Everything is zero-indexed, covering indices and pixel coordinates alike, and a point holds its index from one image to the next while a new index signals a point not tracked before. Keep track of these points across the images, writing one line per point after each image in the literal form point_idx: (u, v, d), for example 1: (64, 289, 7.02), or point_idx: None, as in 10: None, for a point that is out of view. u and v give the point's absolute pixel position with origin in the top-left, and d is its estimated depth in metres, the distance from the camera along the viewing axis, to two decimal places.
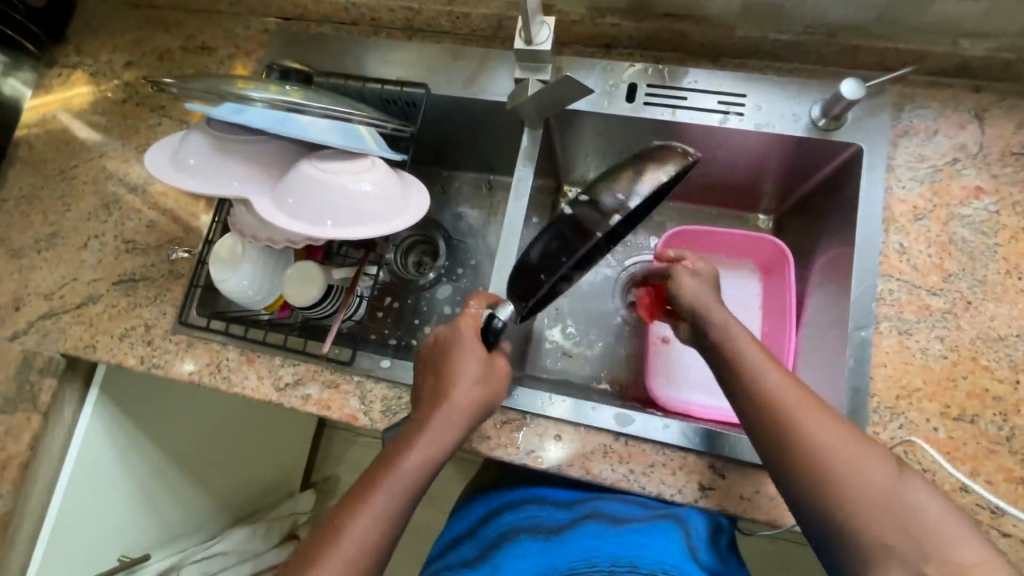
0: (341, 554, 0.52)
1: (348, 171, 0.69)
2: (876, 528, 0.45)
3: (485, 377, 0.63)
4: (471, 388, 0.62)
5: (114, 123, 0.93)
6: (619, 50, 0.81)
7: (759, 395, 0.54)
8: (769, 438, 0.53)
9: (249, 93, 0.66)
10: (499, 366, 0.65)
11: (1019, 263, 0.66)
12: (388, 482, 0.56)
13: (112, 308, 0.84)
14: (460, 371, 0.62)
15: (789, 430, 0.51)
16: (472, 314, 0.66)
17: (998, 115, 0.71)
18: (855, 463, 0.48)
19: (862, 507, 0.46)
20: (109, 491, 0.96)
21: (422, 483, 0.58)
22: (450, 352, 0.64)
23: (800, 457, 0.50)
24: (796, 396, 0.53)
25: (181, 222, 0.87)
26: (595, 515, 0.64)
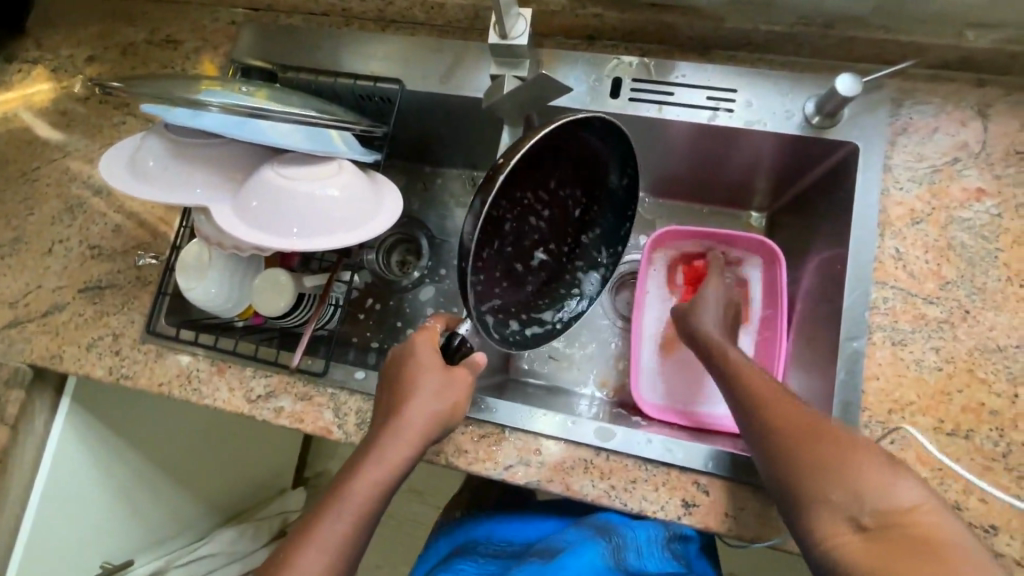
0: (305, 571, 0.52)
1: (313, 176, 0.65)
2: (824, 485, 0.48)
3: (445, 391, 0.62)
4: (432, 403, 0.61)
5: (77, 122, 0.89)
6: (603, 42, 0.77)
7: (739, 390, 0.60)
8: (744, 419, 0.58)
9: (204, 98, 0.61)
10: (460, 378, 0.64)
11: (1020, 270, 0.63)
12: (348, 502, 0.56)
13: (79, 317, 0.81)
14: (419, 387, 0.62)
15: (760, 409, 0.56)
16: (429, 327, 0.67)
17: (1002, 111, 0.67)
18: (813, 431, 0.51)
19: (814, 467, 0.49)
20: (86, 501, 0.94)
21: (382, 500, 0.58)
22: (411, 367, 0.64)
23: (761, 433, 0.55)
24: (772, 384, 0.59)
25: (148, 226, 0.84)
26: (541, 554, 0.69)
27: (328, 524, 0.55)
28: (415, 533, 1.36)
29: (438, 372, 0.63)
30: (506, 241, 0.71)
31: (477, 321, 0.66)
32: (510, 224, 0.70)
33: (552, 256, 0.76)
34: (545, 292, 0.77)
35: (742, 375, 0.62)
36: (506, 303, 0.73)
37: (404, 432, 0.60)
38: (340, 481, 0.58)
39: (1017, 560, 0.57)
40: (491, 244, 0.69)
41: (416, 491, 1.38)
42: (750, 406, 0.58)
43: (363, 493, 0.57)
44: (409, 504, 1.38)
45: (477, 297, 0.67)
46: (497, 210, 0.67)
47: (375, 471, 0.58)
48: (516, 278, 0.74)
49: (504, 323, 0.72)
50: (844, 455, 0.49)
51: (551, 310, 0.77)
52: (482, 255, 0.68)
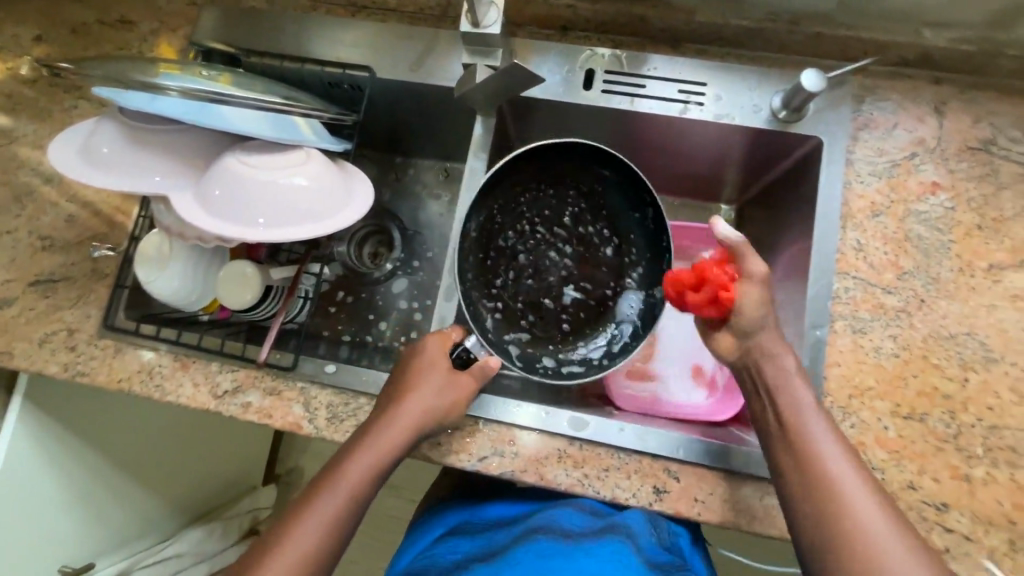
0: (287, 557, 0.52)
1: (280, 166, 0.63)
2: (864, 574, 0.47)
3: (446, 390, 0.62)
4: (435, 399, 0.61)
5: (24, 105, 0.84)
6: (576, 33, 0.77)
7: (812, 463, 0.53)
8: (807, 494, 0.52)
9: (161, 82, 0.60)
10: (464, 382, 0.63)
11: (972, 261, 0.66)
12: (338, 484, 0.56)
13: (29, 312, 0.77)
14: (419, 386, 0.62)
15: (810, 469, 0.53)
16: (441, 332, 0.66)
17: (956, 108, 0.69)
18: (862, 512, 0.50)
19: (856, 550, 0.48)
20: (42, 504, 0.90)
21: (370, 490, 0.58)
22: (414, 364, 0.63)
23: (833, 526, 0.50)
24: (830, 438, 0.54)
25: (103, 216, 0.80)
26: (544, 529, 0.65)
27: (315, 508, 0.55)
28: (391, 526, 1.35)
29: (443, 369, 0.63)
30: (524, 272, 0.79)
31: (492, 343, 0.75)
32: (525, 257, 0.80)
33: (586, 293, 0.79)
34: (587, 329, 0.78)
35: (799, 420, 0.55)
36: (535, 334, 0.78)
37: (401, 423, 0.59)
38: (326, 469, 0.58)
39: (966, 535, 0.60)
40: (505, 273, 0.79)
41: (392, 486, 1.36)
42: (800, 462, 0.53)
43: (351, 482, 0.56)
44: (384, 498, 1.36)
45: (496, 322, 0.77)
46: (506, 241, 0.79)
47: (363, 461, 0.57)
48: (549, 315, 0.79)
49: (536, 356, 0.77)
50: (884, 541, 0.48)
51: (596, 346, 0.77)
52: (495, 282, 0.78)
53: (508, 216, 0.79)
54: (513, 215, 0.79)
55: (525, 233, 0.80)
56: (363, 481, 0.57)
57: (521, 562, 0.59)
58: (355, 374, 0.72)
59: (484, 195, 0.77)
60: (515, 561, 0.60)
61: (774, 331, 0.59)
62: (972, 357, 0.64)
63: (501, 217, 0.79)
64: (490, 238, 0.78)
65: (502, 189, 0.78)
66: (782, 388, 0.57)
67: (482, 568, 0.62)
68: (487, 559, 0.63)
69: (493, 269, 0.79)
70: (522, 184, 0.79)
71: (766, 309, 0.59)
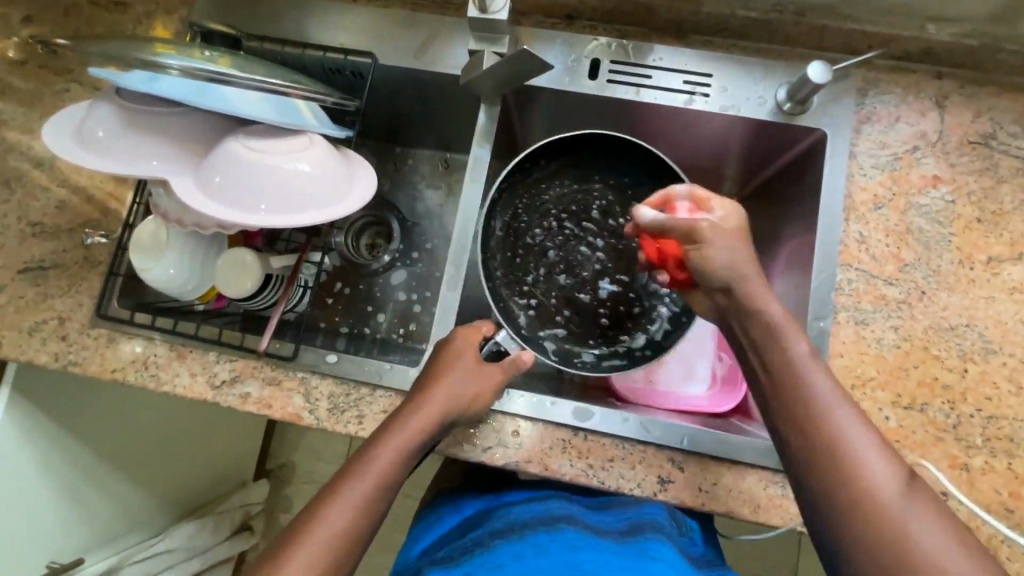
0: (316, 545, 0.51)
1: (283, 151, 0.62)
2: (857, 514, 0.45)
3: (470, 381, 0.62)
4: (464, 386, 0.61)
5: (13, 87, 0.81)
6: (582, 22, 0.76)
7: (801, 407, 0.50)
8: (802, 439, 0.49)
9: (163, 60, 0.58)
10: (491, 373, 0.64)
11: (972, 253, 0.67)
12: (365, 472, 0.55)
13: (18, 300, 0.75)
14: (447, 376, 0.61)
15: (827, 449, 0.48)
16: (474, 327, 0.67)
17: (957, 103, 0.70)
18: (886, 493, 0.45)
19: (886, 537, 0.44)
20: (30, 497, 0.88)
21: (397, 478, 0.57)
22: (444, 353, 0.64)
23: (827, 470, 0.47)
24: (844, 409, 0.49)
25: (97, 202, 0.78)
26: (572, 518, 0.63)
27: (346, 492, 0.54)
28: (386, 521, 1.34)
29: (471, 359, 0.63)
30: (556, 268, 0.80)
31: (526, 339, 0.75)
32: (555, 252, 0.80)
33: (621, 285, 0.79)
34: (626, 321, 0.78)
35: (805, 391, 0.50)
36: (571, 329, 0.78)
37: (429, 409, 0.59)
38: (354, 458, 0.57)
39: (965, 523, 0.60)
40: (535, 269, 0.80)
41: None
42: (813, 441, 0.48)
43: (379, 467, 0.55)
44: None
45: (530, 319, 0.78)
46: (534, 238, 0.80)
47: (389, 447, 0.56)
48: (586, 310, 0.79)
49: (574, 351, 0.77)
50: (914, 524, 0.44)
51: (639, 337, 0.77)
52: (526, 279, 0.79)
53: (534, 213, 0.80)
54: (540, 211, 0.80)
55: (553, 228, 0.81)
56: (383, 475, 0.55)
57: (548, 552, 0.58)
58: (356, 365, 0.71)
59: (506, 192, 0.78)
60: (543, 549, 0.58)
61: (756, 283, 0.55)
62: (972, 348, 0.65)
63: (527, 215, 0.80)
64: (518, 236, 0.80)
65: (525, 185, 0.79)
66: (770, 340, 0.53)
67: (508, 546, 0.59)
68: (513, 535, 0.61)
69: (523, 266, 0.80)
70: (546, 179, 0.79)
71: (738, 260, 0.55)
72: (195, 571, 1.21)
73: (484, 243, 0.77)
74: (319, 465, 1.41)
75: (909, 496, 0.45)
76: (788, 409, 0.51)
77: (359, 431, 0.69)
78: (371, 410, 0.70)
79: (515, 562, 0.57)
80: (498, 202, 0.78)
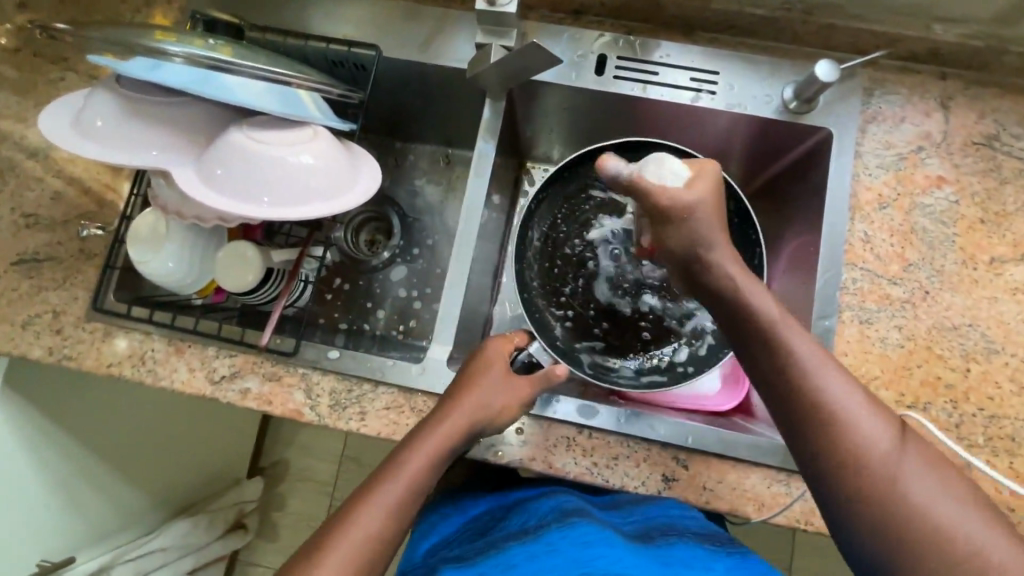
0: (348, 548, 0.50)
1: (287, 142, 0.61)
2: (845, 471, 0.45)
3: (503, 390, 0.61)
4: (493, 394, 0.61)
5: (6, 75, 0.80)
6: (589, 18, 0.76)
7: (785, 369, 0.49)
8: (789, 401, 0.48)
9: (166, 47, 0.58)
10: (522, 388, 0.63)
11: (975, 253, 0.67)
12: (397, 477, 0.55)
13: (11, 292, 0.73)
14: (482, 381, 0.61)
15: (819, 418, 0.47)
16: (502, 337, 0.67)
17: (962, 104, 0.71)
18: (881, 451, 0.45)
19: (885, 496, 0.44)
20: (21, 493, 0.86)
21: (428, 483, 0.56)
22: (476, 364, 0.63)
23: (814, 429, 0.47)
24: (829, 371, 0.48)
25: (93, 194, 0.77)
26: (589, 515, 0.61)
27: (376, 495, 0.53)
28: None
29: (501, 371, 0.62)
30: (595, 278, 0.80)
31: (562, 351, 0.76)
32: (594, 263, 0.80)
33: (662, 298, 0.79)
34: (667, 335, 0.78)
35: (790, 360, 0.49)
36: (609, 343, 0.78)
37: (459, 416, 0.59)
38: (386, 460, 0.57)
39: None
40: (573, 280, 0.80)
41: None
42: (803, 413, 0.47)
43: (410, 470, 0.55)
44: None
45: (566, 331, 0.78)
46: (572, 248, 0.81)
47: (419, 452, 0.56)
48: (626, 323, 0.79)
49: (612, 365, 0.77)
50: (908, 478, 0.44)
51: (680, 351, 0.77)
52: (563, 290, 0.80)
53: (573, 223, 0.81)
54: (578, 220, 0.81)
55: (592, 238, 0.81)
56: (414, 480, 0.55)
57: (560, 551, 0.54)
58: (359, 361, 0.70)
59: (544, 203, 0.80)
60: (554, 548, 0.55)
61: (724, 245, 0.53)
62: (974, 347, 0.65)
63: (565, 225, 0.81)
64: (556, 246, 0.81)
65: (563, 195, 0.80)
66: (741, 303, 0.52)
67: (522, 546, 0.56)
68: (527, 537, 0.58)
69: (561, 277, 0.81)
70: (585, 189, 0.80)
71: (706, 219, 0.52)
72: (188, 570, 1.19)
73: (521, 254, 0.79)
74: (313, 462, 1.39)
75: (901, 449, 0.45)
76: (775, 382, 0.49)
77: (361, 428, 0.68)
78: (373, 407, 0.69)
79: (528, 562, 0.54)
80: (535, 213, 0.80)
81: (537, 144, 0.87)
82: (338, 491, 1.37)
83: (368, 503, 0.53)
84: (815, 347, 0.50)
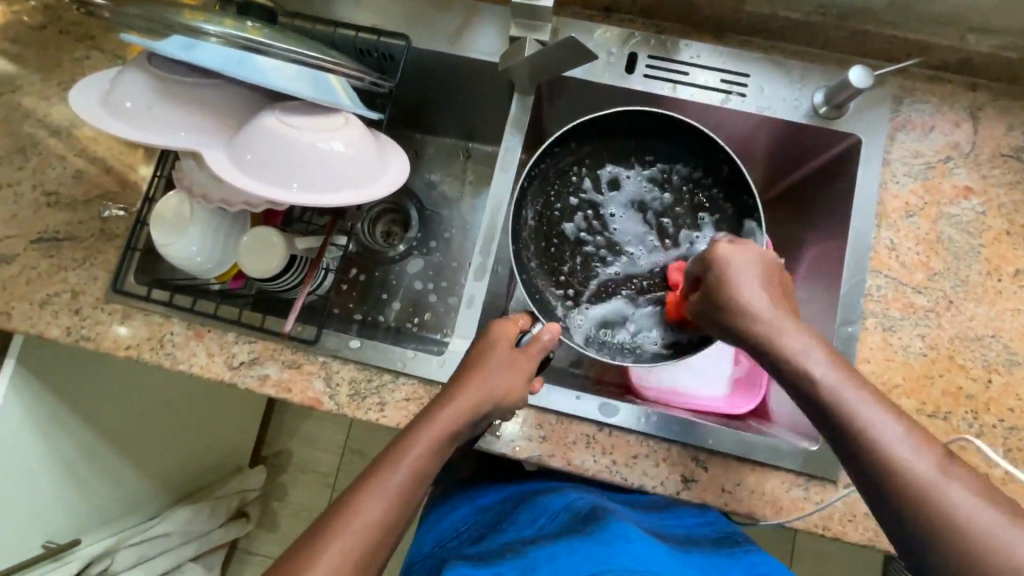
0: (353, 531, 0.49)
1: (313, 127, 0.61)
2: (928, 524, 0.42)
3: (508, 370, 0.61)
4: (499, 375, 0.60)
5: (31, 52, 0.79)
6: (620, 16, 0.76)
7: (845, 418, 0.46)
8: (855, 448, 0.46)
9: (202, 27, 0.57)
10: (523, 363, 0.62)
11: (1000, 265, 0.67)
12: (403, 459, 0.54)
13: (30, 271, 0.72)
14: (485, 363, 0.61)
15: (921, 501, 0.42)
16: (514, 320, 0.66)
17: (991, 115, 0.71)
18: (976, 521, 0.41)
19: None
20: (30, 474, 0.86)
21: (434, 466, 0.56)
22: (479, 345, 0.63)
23: (884, 477, 0.44)
24: (915, 444, 0.44)
25: (116, 174, 0.76)
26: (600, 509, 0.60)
27: (380, 479, 0.53)
28: None
29: (505, 350, 0.62)
30: (593, 257, 0.78)
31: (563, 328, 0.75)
32: (592, 243, 0.79)
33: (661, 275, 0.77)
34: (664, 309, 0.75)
35: (871, 434, 0.45)
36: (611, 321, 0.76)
37: (465, 397, 0.58)
38: (391, 443, 0.56)
39: None
40: (570, 258, 0.78)
41: None
42: (885, 477, 0.44)
43: (415, 454, 0.54)
44: None
45: (566, 309, 0.77)
46: (570, 226, 0.79)
47: (425, 435, 0.56)
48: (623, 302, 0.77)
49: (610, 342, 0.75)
50: (998, 530, 0.40)
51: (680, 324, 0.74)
52: (562, 269, 0.78)
53: (569, 201, 0.79)
54: (574, 198, 0.79)
55: (592, 219, 0.79)
56: (421, 464, 0.54)
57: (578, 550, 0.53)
58: (380, 350, 0.70)
59: (536, 181, 0.77)
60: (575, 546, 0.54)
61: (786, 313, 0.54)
62: (997, 359, 0.65)
63: (562, 201, 0.79)
64: (552, 225, 0.78)
65: (557, 170, 0.78)
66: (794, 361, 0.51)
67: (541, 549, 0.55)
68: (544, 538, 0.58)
69: (559, 255, 0.78)
70: (576, 163, 0.78)
71: (751, 286, 0.55)
72: (190, 557, 1.18)
73: (518, 234, 0.76)
74: (316, 454, 1.39)
75: (1014, 529, 0.40)
76: (843, 431, 0.47)
77: (380, 418, 0.68)
78: (393, 397, 0.69)
79: (548, 562, 0.53)
80: (528, 192, 0.77)
81: None
82: (340, 483, 1.37)
83: (374, 488, 0.52)
84: (899, 418, 0.46)
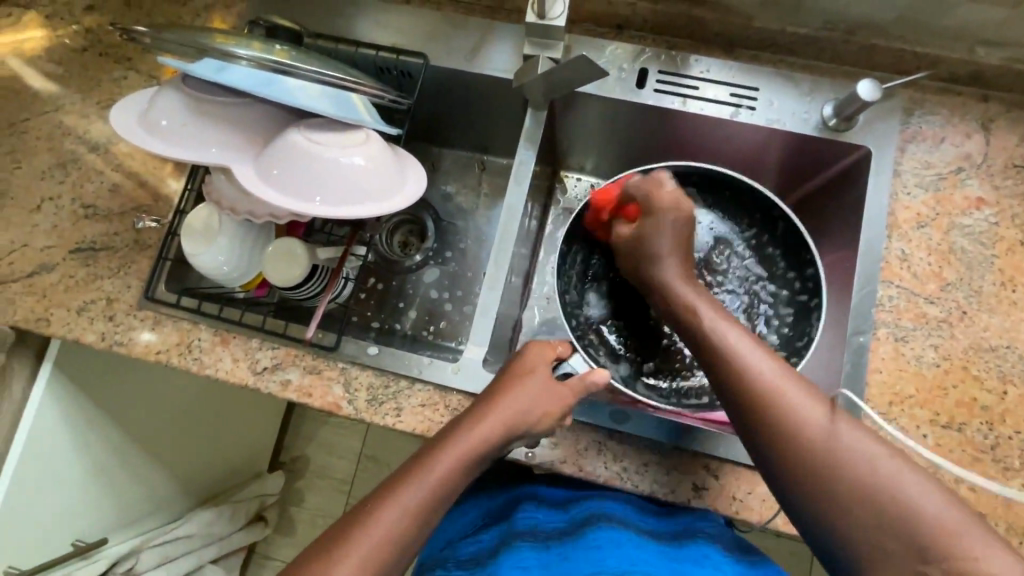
0: (371, 543, 0.52)
1: (336, 143, 0.63)
2: (826, 474, 0.47)
3: (542, 399, 0.61)
4: (534, 403, 0.61)
5: (73, 73, 0.84)
6: (631, 32, 0.78)
7: (741, 382, 0.52)
8: (753, 406, 0.51)
9: (234, 51, 0.61)
10: (562, 390, 0.62)
11: (1014, 275, 0.67)
12: (426, 478, 0.55)
13: (69, 279, 0.76)
14: (521, 390, 0.61)
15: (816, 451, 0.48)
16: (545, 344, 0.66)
17: (1003, 127, 0.71)
18: (870, 470, 0.46)
19: (888, 522, 0.44)
20: (64, 474, 0.90)
21: (455, 487, 0.57)
22: (514, 367, 0.63)
23: (780, 432, 0.49)
24: (784, 376, 0.52)
25: (149, 188, 0.80)
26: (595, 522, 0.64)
27: (401, 494, 0.55)
28: None
29: (543, 376, 0.63)
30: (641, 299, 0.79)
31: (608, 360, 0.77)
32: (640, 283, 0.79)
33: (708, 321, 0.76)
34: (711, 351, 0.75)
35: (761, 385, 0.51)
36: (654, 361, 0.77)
37: (495, 421, 0.59)
38: (417, 457, 0.58)
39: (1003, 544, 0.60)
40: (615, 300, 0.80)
41: None
42: (780, 429, 0.49)
43: (439, 472, 0.56)
44: None
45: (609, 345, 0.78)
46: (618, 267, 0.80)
47: (450, 454, 0.57)
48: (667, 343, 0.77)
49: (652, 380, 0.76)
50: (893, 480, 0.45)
51: None
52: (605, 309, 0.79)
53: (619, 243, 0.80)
54: None
55: None
56: (445, 483, 0.56)
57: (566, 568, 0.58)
58: (398, 357, 0.72)
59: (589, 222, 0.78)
60: (567, 556, 0.60)
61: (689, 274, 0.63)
62: (1011, 370, 0.65)
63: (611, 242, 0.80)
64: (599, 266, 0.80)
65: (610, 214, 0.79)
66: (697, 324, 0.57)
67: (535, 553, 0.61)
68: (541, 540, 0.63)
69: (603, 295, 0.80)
70: None
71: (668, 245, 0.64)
72: (211, 558, 1.21)
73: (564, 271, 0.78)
74: (332, 459, 1.41)
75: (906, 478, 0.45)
76: (742, 392, 0.52)
77: (396, 423, 0.70)
78: (409, 403, 0.71)
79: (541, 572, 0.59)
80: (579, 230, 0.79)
81: (571, 154, 0.88)
82: (356, 489, 1.39)
83: (393, 502, 0.54)
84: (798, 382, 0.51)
